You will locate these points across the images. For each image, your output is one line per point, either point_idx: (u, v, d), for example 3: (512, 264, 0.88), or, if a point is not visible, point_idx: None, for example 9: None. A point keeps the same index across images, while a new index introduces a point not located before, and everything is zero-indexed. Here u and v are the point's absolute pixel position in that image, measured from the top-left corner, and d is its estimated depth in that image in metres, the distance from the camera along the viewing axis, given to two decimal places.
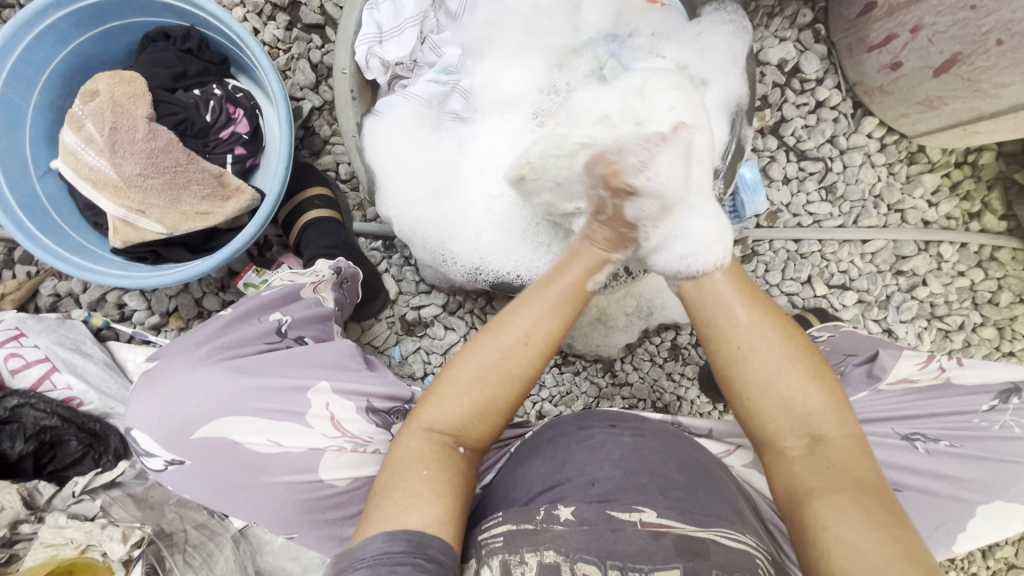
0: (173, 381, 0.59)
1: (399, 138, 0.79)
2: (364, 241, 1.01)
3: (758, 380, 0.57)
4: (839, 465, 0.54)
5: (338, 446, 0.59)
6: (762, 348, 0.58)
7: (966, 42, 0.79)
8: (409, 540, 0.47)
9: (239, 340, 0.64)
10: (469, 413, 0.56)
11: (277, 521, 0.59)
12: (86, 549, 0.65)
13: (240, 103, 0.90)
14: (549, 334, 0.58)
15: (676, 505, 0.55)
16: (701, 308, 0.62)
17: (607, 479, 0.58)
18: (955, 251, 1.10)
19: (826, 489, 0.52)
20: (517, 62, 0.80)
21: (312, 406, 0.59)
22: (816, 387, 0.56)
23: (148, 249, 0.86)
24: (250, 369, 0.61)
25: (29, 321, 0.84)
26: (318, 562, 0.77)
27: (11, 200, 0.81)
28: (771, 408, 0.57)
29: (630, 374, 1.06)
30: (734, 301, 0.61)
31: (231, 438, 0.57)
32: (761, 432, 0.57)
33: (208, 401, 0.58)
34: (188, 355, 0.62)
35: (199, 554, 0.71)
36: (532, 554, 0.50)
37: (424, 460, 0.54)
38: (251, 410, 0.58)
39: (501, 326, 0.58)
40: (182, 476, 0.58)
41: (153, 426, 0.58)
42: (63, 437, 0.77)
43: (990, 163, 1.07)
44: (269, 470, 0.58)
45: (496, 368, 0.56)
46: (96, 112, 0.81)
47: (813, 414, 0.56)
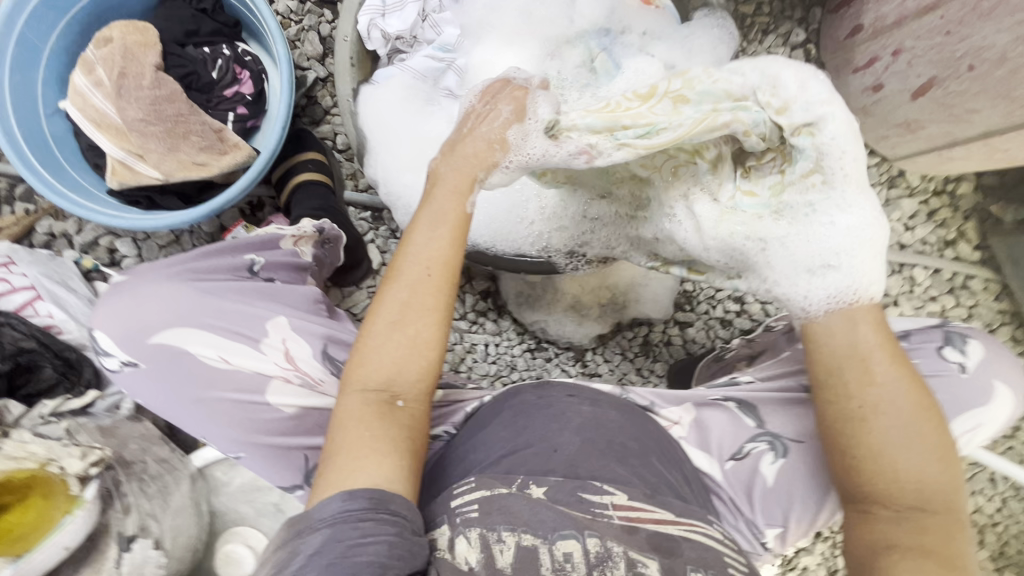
0: (140, 289, 0.61)
1: (391, 105, 0.81)
2: (353, 210, 1.05)
3: (878, 445, 0.54)
4: (933, 535, 0.53)
5: (290, 374, 0.62)
6: (886, 417, 0.54)
7: (941, 67, 0.82)
8: (369, 498, 0.48)
9: (212, 265, 0.66)
10: (399, 359, 0.55)
11: (225, 438, 0.61)
12: (46, 464, 0.65)
13: (247, 65, 0.94)
14: (445, 261, 0.57)
15: (634, 472, 0.61)
16: (832, 355, 0.56)
17: (568, 446, 0.62)
18: (929, 275, 1.12)
19: (924, 561, 0.51)
20: (510, 49, 0.82)
21: (267, 336, 0.62)
22: (939, 466, 0.54)
23: (144, 194, 0.90)
24: (219, 294, 0.63)
25: (21, 252, 0.87)
26: (271, 506, 0.80)
27: (18, 133, 0.84)
28: (883, 476, 0.54)
29: (600, 364, 1.09)
30: (877, 357, 0.55)
31: (183, 350, 0.60)
32: (866, 491, 0.55)
33: (167, 312, 0.60)
34: (158, 271, 0.63)
35: (155, 483, 0.73)
36: (509, 534, 0.52)
37: (357, 418, 0.54)
38: (205, 326, 0.61)
39: (397, 268, 0.57)
40: (139, 378, 0.61)
41: (115, 328, 0.59)
42: (39, 363, 0.79)
43: (967, 193, 1.10)
44: (217, 385, 0.60)
45: (407, 306, 0.56)
46: (107, 57, 0.84)
47: (932, 488, 0.54)
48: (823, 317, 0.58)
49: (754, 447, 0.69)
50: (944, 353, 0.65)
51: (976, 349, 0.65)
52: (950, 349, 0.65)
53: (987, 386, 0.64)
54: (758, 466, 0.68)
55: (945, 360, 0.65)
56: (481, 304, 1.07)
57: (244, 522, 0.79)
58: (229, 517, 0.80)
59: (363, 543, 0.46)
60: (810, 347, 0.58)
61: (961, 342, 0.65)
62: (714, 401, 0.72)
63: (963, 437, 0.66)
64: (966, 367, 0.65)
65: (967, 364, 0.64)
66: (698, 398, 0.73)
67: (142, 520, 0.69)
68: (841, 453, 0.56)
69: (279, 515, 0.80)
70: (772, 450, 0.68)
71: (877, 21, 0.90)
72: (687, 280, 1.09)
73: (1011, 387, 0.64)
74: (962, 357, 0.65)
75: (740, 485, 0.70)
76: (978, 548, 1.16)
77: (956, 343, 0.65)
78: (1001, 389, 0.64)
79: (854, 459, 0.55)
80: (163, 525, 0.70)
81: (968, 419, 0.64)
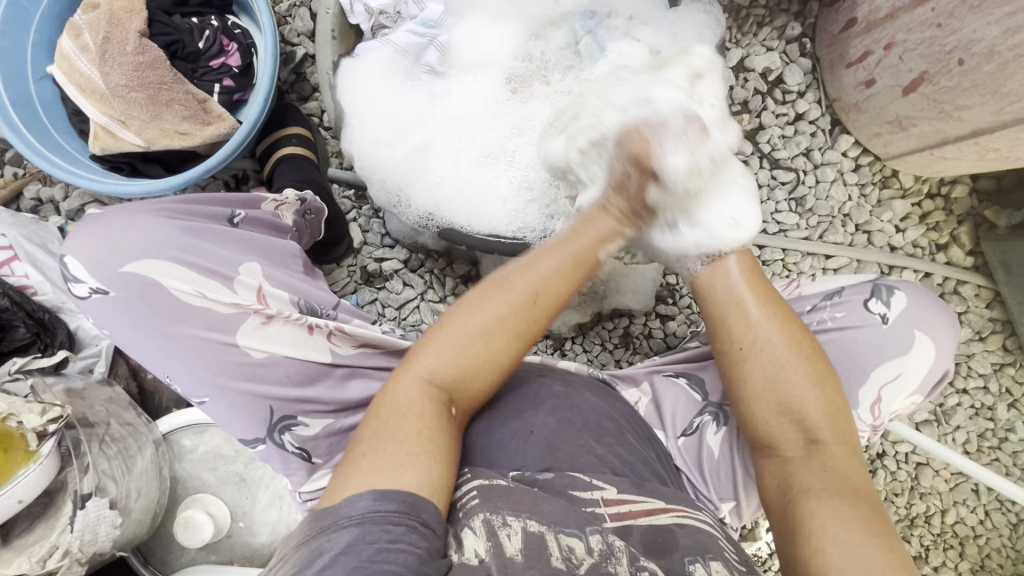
0: (116, 218, 0.57)
1: (369, 79, 0.82)
2: (337, 187, 1.05)
3: (760, 381, 0.63)
4: (834, 471, 0.58)
5: (264, 315, 0.59)
6: (762, 353, 0.63)
7: (932, 61, 0.81)
8: (401, 500, 0.45)
9: (190, 208, 0.63)
10: (465, 367, 0.55)
11: (193, 379, 0.57)
12: (6, 419, 0.65)
13: (235, 37, 0.94)
14: (555, 294, 0.58)
15: (611, 451, 0.61)
16: (714, 302, 0.68)
17: (545, 426, 0.61)
18: (919, 279, 1.10)
19: (830, 495, 0.56)
20: (495, 28, 0.84)
21: (240, 275, 0.60)
22: (818, 392, 0.61)
23: (126, 160, 0.90)
24: (199, 233, 0.60)
25: (3, 213, 0.88)
26: (235, 474, 0.80)
27: (4, 94, 0.85)
28: (769, 407, 0.62)
29: (578, 354, 1.08)
30: (747, 299, 0.66)
31: (154, 280, 0.56)
32: (764, 426, 0.63)
33: (142, 242, 0.56)
34: (136, 206, 0.60)
35: (116, 445, 0.73)
36: (515, 519, 0.47)
37: (414, 410, 0.51)
38: (180, 260, 0.57)
39: (511, 282, 0.57)
40: (104, 309, 0.56)
41: (86, 253, 0.55)
42: (13, 322, 0.79)
43: (962, 197, 1.08)
44: (190, 321, 0.56)
45: (499, 324, 0.55)
46: (94, 21, 0.85)
47: (818, 415, 0.61)
48: (707, 271, 0.70)
49: (701, 421, 0.71)
50: (869, 305, 0.69)
51: (900, 300, 0.69)
52: (875, 301, 0.70)
53: (907, 335, 0.67)
54: (704, 438, 0.71)
55: (870, 311, 0.69)
56: (461, 288, 1.04)
57: (206, 490, 0.80)
58: (191, 484, 0.81)
59: (393, 547, 0.42)
60: (700, 301, 0.70)
61: (887, 294, 0.70)
62: (669, 377, 0.75)
63: (888, 387, 0.68)
64: (888, 318, 0.68)
65: (889, 315, 0.68)
66: (652, 372, 0.76)
67: (100, 480, 0.69)
68: (734, 392, 0.65)
69: (243, 484, 0.80)
70: (717, 420, 0.71)
71: (870, 15, 0.89)
72: (669, 272, 1.08)
73: (930, 337, 0.68)
74: (886, 308, 0.69)
75: (692, 460, 0.71)
76: (957, 560, 1.14)
77: (882, 295, 0.70)
78: (921, 338, 0.67)
79: (744, 392, 0.64)
80: (121, 487, 0.70)
81: (889, 367, 0.67)
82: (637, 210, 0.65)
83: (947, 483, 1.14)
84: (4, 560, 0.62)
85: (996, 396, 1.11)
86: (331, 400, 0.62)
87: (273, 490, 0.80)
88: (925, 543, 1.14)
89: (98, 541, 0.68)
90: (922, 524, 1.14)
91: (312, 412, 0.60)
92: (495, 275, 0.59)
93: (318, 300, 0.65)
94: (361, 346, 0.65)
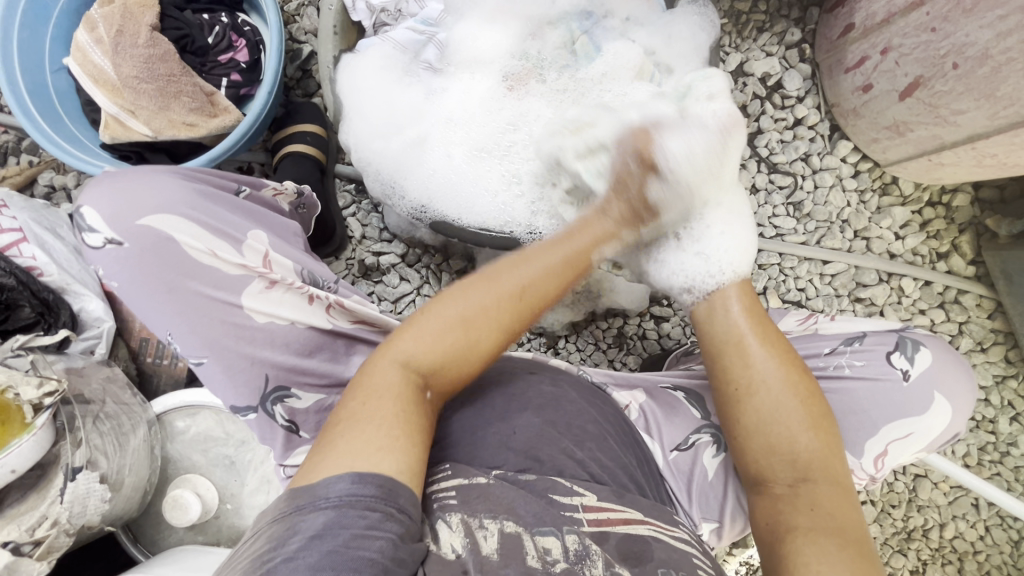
0: (137, 174, 0.59)
1: (369, 74, 0.84)
2: (340, 182, 1.08)
3: (754, 420, 0.62)
4: (826, 513, 0.56)
5: (268, 279, 0.60)
6: (759, 393, 0.63)
7: (927, 66, 0.82)
8: (379, 485, 0.43)
9: (204, 173, 0.65)
10: (446, 354, 0.52)
11: (193, 337, 0.58)
12: (6, 390, 0.67)
13: (245, 34, 0.97)
14: (541, 294, 0.55)
15: (592, 458, 0.59)
16: (715, 342, 0.68)
17: (528, 428, 0.59)
18: (919, 287, 1.08)
19: (817, 533, 0.54)
20: (494, 27, 0.86)
21: (248, 239, 0.61)
22: (812, 436, 0.60)
23: (134, 150, 0.93)
24: (212, 197, 0.62)
25: (16, 198, 0.91)
26: (227, 458, 0.82)
27: (21, 83, 0.89)
28: (762, 445, 0.61)
29: (572, 353, 1.08)
30: (749, 338, 0.66)
31: (167, 235, 0.57)
32: (755, 465, 0.62)
33: (159, 197, 0.57)
34: (156, 165, 0.61)
35: (109, 422, 0.75)
36: (491, 521, 0.48)
37: (393, 393, 0.49)
38: (192, 217, 0.58)
39: (498, 275, 0.55)
40: (116, 260, 0.57)
41: (107, 203, 0.56)
42: (17, 301, 0.82)
43: (964, 206, 1.07)
44: (198, 278, 0.57)
45: (484, 313, 0.53)
46: (108, 15, 0.88)
47: (809, 458, 0.60)
48: (705, 308, 0.72)
49: (698, 438, 0.71)
50: (892, 359, 0.69)
51: (924, 357, 0.69)
52: (899, 355, 0.69)
53: (927, 396, 0.67)
54: (699, 458, 0.70)
55: (893, 365, 0.69)
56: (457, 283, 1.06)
57: (197, 471, 0.82)
58: (182, 464, 0.83)
59: (370, 534, 0.41)
60: (703, 335, 0.71)
61: (911, 350, 0.69)
62: (666, 390, 0.75)
63: (895, 443, 0.69)
64: (910, 375, 0.68)
65: (911, 371, 0.68)
66: (650, 386, 0.77)
67: (91, 454, 0.70)
68: (729, 430, 0.64)
69: (233, 467, 0.82)
70: (714, 443, 0.70)
71: (867, 20, 0.90)
72: None
73: (948, 400, 0.68)
74: (909, 364, 0.69)
75: (682, 476, 0.71)
76: None
77: (907, 351, 0.69)
78: (940, 401, 0.68)
79: (739, 429, 0.63)
80: (111, 462, 0.72)
81: (901, 425, 0.68)
82: (638, 213, 0.64)
83: (946, 497, 1.12)
84: None
85: (998, 409, 1.09)
86: (314, 382, 0.63)
87: (261, 473, 0.82)
88: (922, 558, 1.12)
89: (87, 513, 0.69)
90: (919, 538, 1.12)
91: (306, 385, 0.62)
92: (483, 269, 0.56)
93: (320, 272, 0.67)
94: (358, 320, 0.67)
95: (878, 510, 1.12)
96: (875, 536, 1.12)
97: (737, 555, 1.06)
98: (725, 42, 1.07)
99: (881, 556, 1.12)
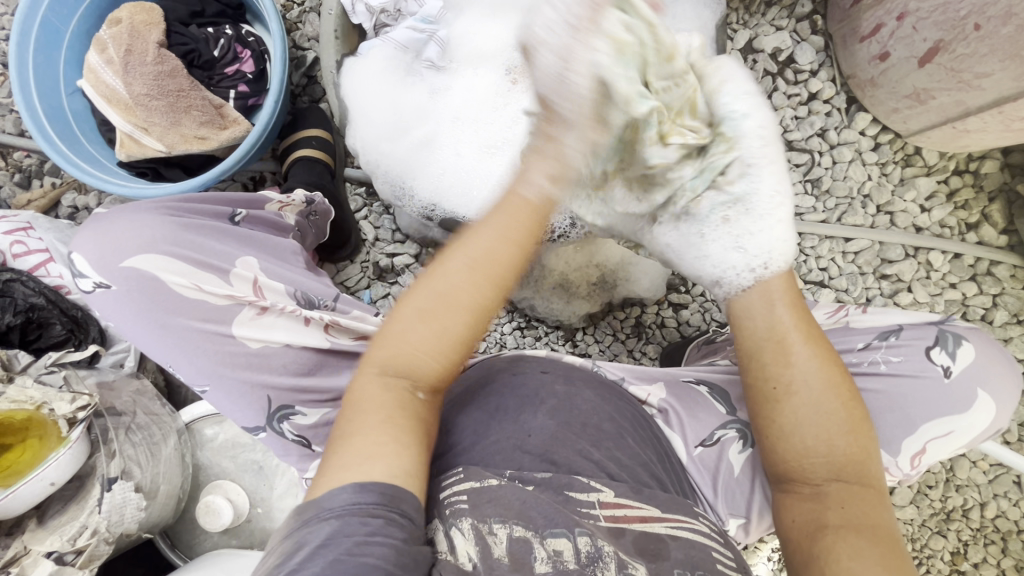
0: (120, 216, 0.60)
1: (372, 76, 0.85)
2: (350, 186, 1.08)
3: (793, 422, 0.60)
4: (856, 510, 0.56)
5: (259, 306, 0.61)
6: (801, 395, 0.59)
7: (947, 29, 0.80)
8: (381, 492, 0.44)
9: (193, 206, 0.65)
10: (419, 353, 0.50)
11: (192, 368, 0.59)
12: (41, 406, 0.70)
13: (249, 45, 0.99)
14: (509, 265, 0.49)
15: (610, 456, 0.59)
16: (753, 337, 0.63)
17: (542, 429, 0.59)
18: (948, 260, 1.04)
19: (850, 532, 0.55)
20: (496, 19, 0.86)
21: (236, 267, 0.62)
22: (848, 437, 0.59)
23: (150, 166, 0.95)
24: (196, 229, 0.62)
25: (41, 220, 0.93)
26: (255, 462, 0.84)
27: (38, 107, 0.91)
28: (795, 449, 0.59)
29: (590, 345, 1.07)
30: (792, 336, 0.61)
31: (151, 274, 0.57)
32: (787, 465, 0.60)
33: (142, 237, 0.58)
34: (142, 205, 0.62)
35: (141, 432, 0.76)
36: (501, 525, 0.47)
37: (381, 406, 0.49)
38: (175, 254, 0.59)
39: (448, 258, 0.50)
40: (105, 303, 0.58)
41: (91, 249, 0.58)
42: (49, 319, 0.84)
43: (993, 173, 1.02)
44: (186, 312, 0.58)
45: (444, 301, 0.49)
46: (117, 35, 0.91)
47: (845, 460, 0.59)
48: (744, 298, 0.64)
49: (724, 434, 0.70)
50: (930, 355, 0.67)
51: (966, 353, 0.67)
52: (939, 351, 0.67)
53: (970, 393, 0.65)
54: (725, 453, 0.69)
55: (932, 361, 0.67)
56: None
57: (226, 476, 0.84)
58: (212, 471, 0.85)
59: (371, 541, 0.41)
60: (737, 334, 0.64)
61: (953, 345, 0.67)
62: (688, 384, 0.74)
63: (934, 442, 0.67)
64: (951, 371, 0.66)
65: (952, 368, 0.66)
66: (670, 379, 0.75)
67: (126, 464, 0.72)
68: (762, 429, 0.61)
69: (261, 472, 0.84)
70: (740, 439, 0.70)
71: None
72: None
73: (992, 399, 0.66)
74: (950, 360, 0.67)
75: (707, 472, 0.70)
76: (999, 556, 1.08)
77: (948, 345, 0.67)
78: (983, 399, 0.66)
79: (773, 429, 0.61)
80: (145, 472, 0.74)
81: (942, 424, 0.66)
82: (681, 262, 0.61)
83: (986, 475, 1.08)
84: (38, 538, 0.67)
85: None
86: (329, 389, 0.63)
87: (289, 478, 0.84)
88: (963, 539, 1.09)
89: (124, 522, 0.71)
90: (959, 518, 1.08)
91: (309, 402, 0.62)
92: (439, 251, 0.52)
93: (314, 291, 0.68)
94: (359, 337, 0.67)
95: (915, 492, 1.08)
96: (913, 518, 1.09)
97: (767, 542, 1.04)
98: (733, 20, 1.03)
99: (919, 539, 1.09)
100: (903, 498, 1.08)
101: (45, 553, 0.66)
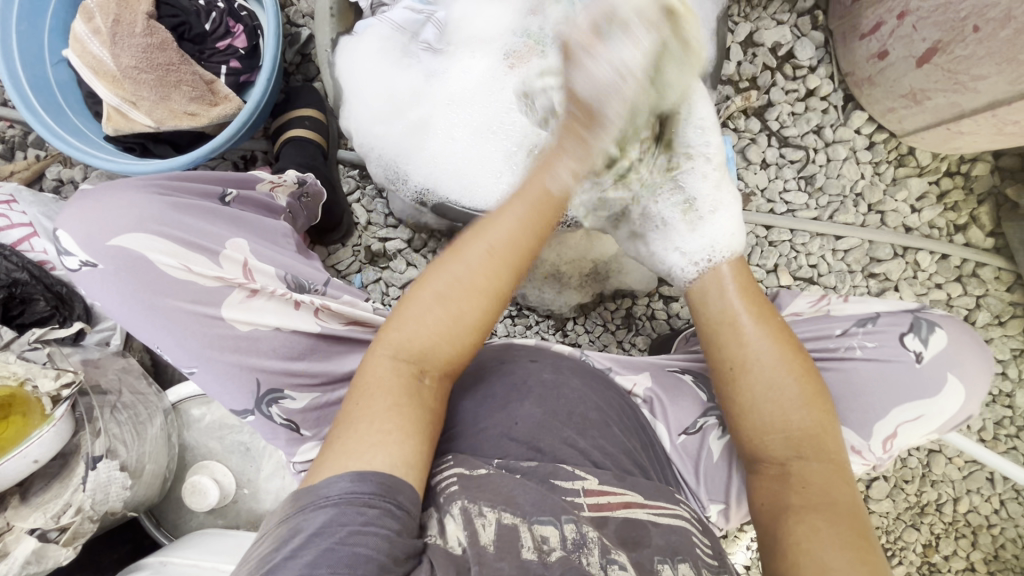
0: (105, 194, 0.58)
1: (368, 57, 0.83)
2: (343, 168, 1.07)
3: (755, 399, 0.61)
4: (817, 489, 0.57)
5: (248, 289, 0.60)
6: (757, 375, 0.62)
7: (946, 29, 0.80)
8: (353, 478, 0.44)
9: (182, 185, 0.64)
10: (436, 337, 0.52)
11: (181, 349, 0.58)
12: (24, 382, 0.69)
13: (242, 19, 0.96)
14: (520, 249, 0.54)
15: (595, 445, 0.59)
16: (709, 322, 0.65)
17: (529, 418, 0.59)
18: (935, 261, 1.06)
19: (808, 510, 0.55)
20: (489, 2, 0.84)
21: (225, 249, 0.61)
22: (805, 412, 0.60)
23: (138, 141, 0.93)
24: (184, 209, 0.61)
25: (24, 193, 0.91)
26: (240, 444, 0.84)
27: (22, 77, 0.88)
28: (755, 426, 0.61)
29: (580, 334, 1.08)
30: (743, 317, 0.64)
31: (137, 254, 0.56)
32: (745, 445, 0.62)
33: (127, 217, 0.57)
34: (127, 182, 0.61)
35: (127, 411, 0.76)
36: (490, 509, 0.47)
37: (386, 389, 0.50)
38: (163, 233, 0.58)
39: (465, 244, 0.54)
40: (92, 281, 0.57)
41: (75, 228, 0.56)
42: (33, 295, 0.82)
43: (983, 175, 1.03)
44: (175, 293, 0.57)
45: (462, 283, 0.52)
46: (104, 3, 0.88)
47: (802, 434, 0.59)
48: (700, 288, 0.69)
49: (705, 422, 0.71)
50: (905, 341, 0.68)
51: (938, 340, 0.68)
52: (913, 337, 0.69)
53: (941, 376, 0.67)
54: (706, 440, 0.70)
55: (905, 347, 0.68)
56: None
57: (212, 457, 0.84)
58: (199, 451, 0.85)
59: (366, 530, 0.41)
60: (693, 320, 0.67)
61: (925, 332, 0.69)
62: (674, 372, 0.75)
63: (905, 426, 0.68)
64: (923, 357, 0.68)
65: (924, 354, 0.68)
66: (656, 368, 0.76)
67: (111, 443, 0.72)
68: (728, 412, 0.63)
69: (247, 452, 0.84)
70: (721, 425, 0.70)
71: None
72: None
73: (962, 382, 0.67)
74: (922, 346, 0.68)
75: (689, 458, 0.71)
76: (969, 549, 1.11)
77: (921, 332, 0.69)
78: (954, 382, 0.67)
79: (733, 407, 0.63)
80: (130, 451, 0.73)
81: (913, 407, 0.67)
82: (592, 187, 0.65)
83: (961, 471, 1.11)
84: (21, 515, 0.66)
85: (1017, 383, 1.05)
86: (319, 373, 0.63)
87: (275, 459, 0.84)
88: (936, 532, 1.12)
89: (110, 499, 0.71)
90: (932, 512, 1.11)
91: (299, 386, 0.62)
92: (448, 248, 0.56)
93: (304, 275, 0.67)
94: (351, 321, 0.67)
95: (892, 486, 1.11)
96: (888, 511, 1.11)
97: (746, 532, 1.07)
98: (734, 12, 1.03)
99: (894, 531, 1.12)
100: (880, 492, 1.10)
101: (28, 531, 0.65)
